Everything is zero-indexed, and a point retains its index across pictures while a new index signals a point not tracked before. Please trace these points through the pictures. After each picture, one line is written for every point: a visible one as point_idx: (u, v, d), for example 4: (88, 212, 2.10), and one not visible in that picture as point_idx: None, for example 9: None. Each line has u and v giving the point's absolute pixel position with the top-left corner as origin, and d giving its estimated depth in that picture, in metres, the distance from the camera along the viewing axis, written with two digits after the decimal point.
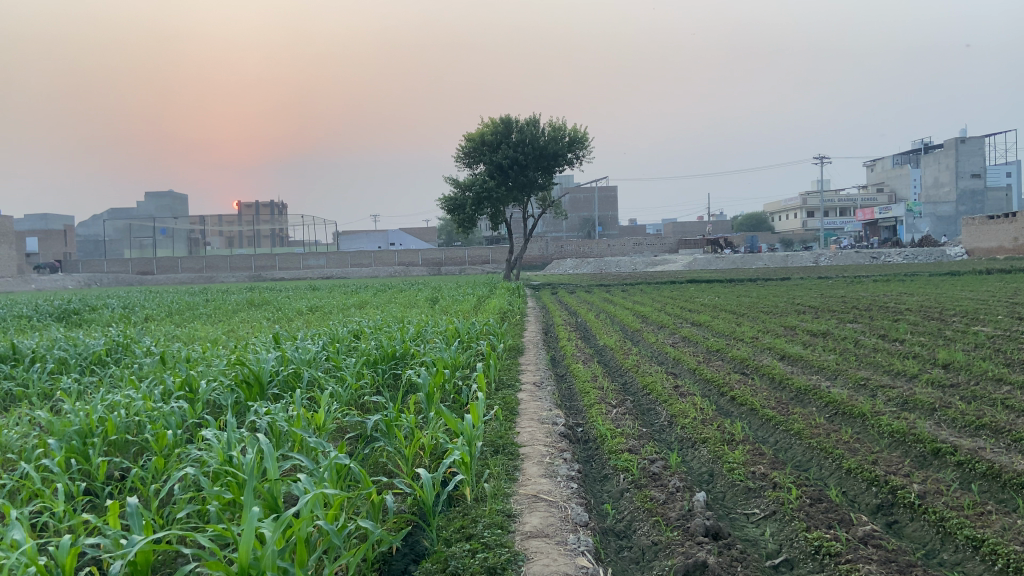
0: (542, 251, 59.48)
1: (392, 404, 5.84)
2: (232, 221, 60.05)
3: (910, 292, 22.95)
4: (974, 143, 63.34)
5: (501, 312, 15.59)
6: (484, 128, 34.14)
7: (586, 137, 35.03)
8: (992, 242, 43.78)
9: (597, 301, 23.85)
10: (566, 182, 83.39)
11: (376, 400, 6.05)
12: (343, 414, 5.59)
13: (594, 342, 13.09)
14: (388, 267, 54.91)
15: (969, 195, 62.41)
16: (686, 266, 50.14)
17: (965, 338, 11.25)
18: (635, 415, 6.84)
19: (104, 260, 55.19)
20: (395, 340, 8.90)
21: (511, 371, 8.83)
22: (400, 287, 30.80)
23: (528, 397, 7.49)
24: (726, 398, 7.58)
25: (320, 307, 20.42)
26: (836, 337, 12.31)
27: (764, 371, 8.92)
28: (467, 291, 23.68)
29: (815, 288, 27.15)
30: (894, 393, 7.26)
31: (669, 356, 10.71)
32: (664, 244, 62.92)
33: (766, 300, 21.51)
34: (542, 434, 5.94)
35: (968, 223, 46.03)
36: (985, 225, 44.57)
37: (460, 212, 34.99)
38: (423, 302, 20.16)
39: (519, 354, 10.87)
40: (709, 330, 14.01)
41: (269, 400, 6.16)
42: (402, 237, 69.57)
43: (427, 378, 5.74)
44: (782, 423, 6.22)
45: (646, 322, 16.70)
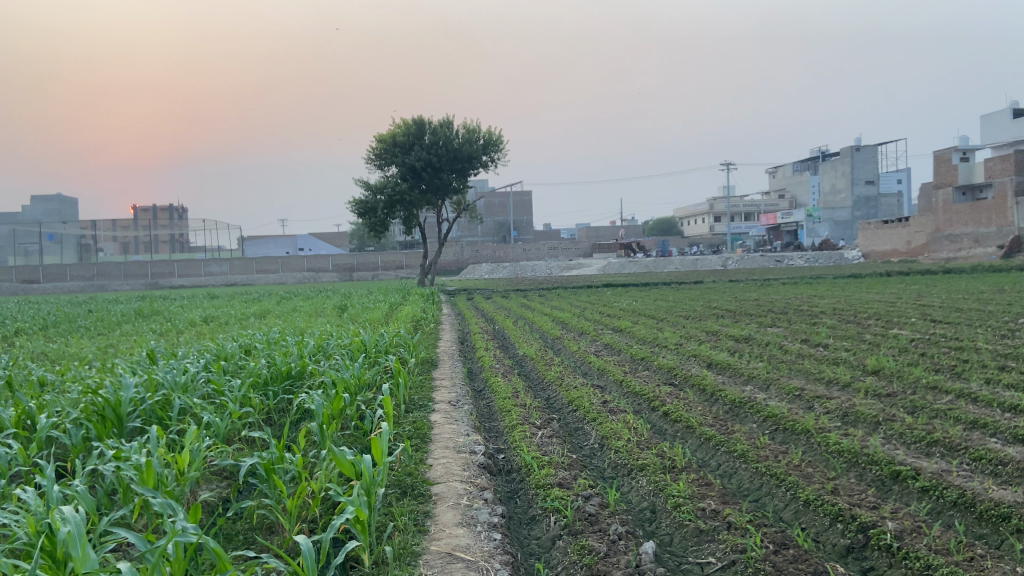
0: (457, 256, 58.62)
1: (277, 439, 4.97)
2: (127, 226, 56.65)
3: (820, 294, 23.32)
4: (868, 151, 64.76)
5: (414, 322, 14.68)
6: (396, 130, 33.06)
7: (501, 140, 34.41)
8: (888, 245, 45.67)
9: (514, 306, 23.21)
10: (481, 186, 82.76)
11: (258, 436, 5.16)
12: (216, 457, 4.69)
13: (514, 352, 12.39)
14: (297, 273, 52.75)
15: (865, 201, 64.54)
16: (602, 270, 50.31)
17: (886, 342, 11.15)
18: (562, 438, 6.12)
19: None
20: (290, 357, 7.93)
21: (424, 389, 7.99)
22: (309, 294, 29.24)
23: (442, 420, 6.66)
24: (659, 414, 6.97)
25: (218, 317, 18.96)
26: (759, 342, 12.03)
27: (694, 382, 8.38)
28: (379, 298, 22.60)
29: (728, 291, 27.40)
30: (832, 404, 6.81)
31: (593, 366, 10.11)
32: (579, 248, 63.05)
33: (684, 305, 21.39)
34: (456, 466, 5.14)
35: (865, 227, 47.90)
36: (881, 229, 46.45)
37: (372, 215, 33.71)
38: (331, 311, 18.99)
39: (433, 368, 10.04)
40: (631, 337, 13.55)
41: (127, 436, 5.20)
42: (311, 242, 67.28)
43: (319, 408, 4.90)
44: (723, 445, 5.63)
45: (565, 328, 16.12)
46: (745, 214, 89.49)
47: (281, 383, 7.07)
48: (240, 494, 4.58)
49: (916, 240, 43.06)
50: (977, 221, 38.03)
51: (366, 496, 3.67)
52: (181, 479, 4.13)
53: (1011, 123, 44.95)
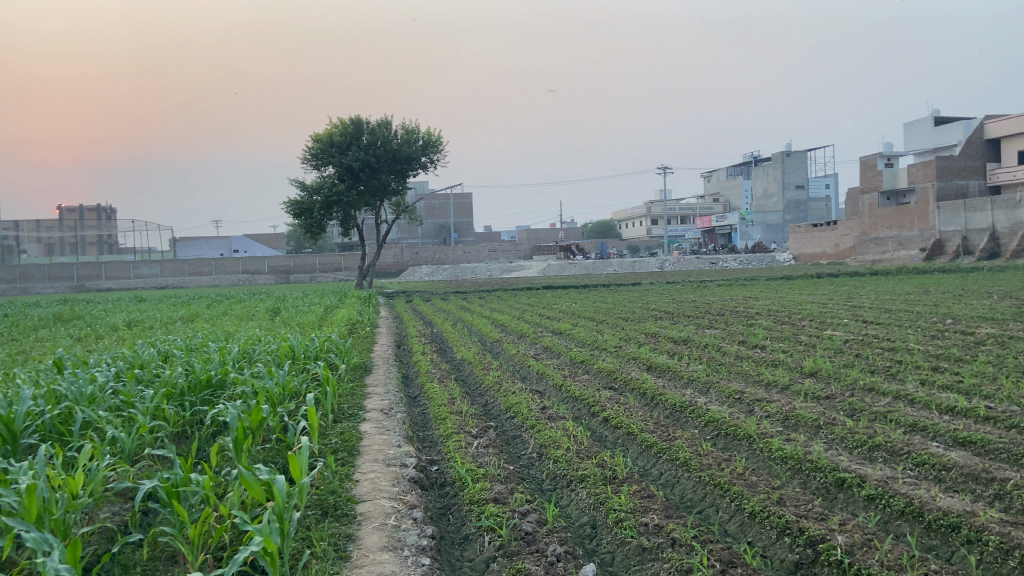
0: (396, 258, 57.88)
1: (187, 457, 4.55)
2: (51, 226, 54.15)
3: (755, 296, 23.72)
4: (798, 156, 66.83)
5: (348, 325, 14.23)
6: (332, 129, 32.31)
7: (440, 141, 34.00)
8: (817, 248, 46.95)
9: (453, 309, 22.83)
10: (420, 187, 81.99)
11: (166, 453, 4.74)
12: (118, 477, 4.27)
13: (451, 356, 12.05)
14: (230, 275, 51.14)
15: (795, 205, 66.51)
16: (542, 272, 50.32)
17: (822, 343, 11.23)
18: (499, 447, 5.84)
19: None
20: (211, 365, 7.45)
21: (355, 397, 7.61)
22: (240, 297, 28.24)
23: (373, 430, 6.29)
24: (599, 420, 6.76)
25: (141, 321, 18.07)
26: (698, 344, 11.98)
27: (634, 386, 8.22)
28: (314, 301, 21.96)
29: (667, 293, 27.64)
30: (773, 408, 6.72)
31: (533, 370, 9.85)
32: (519, 250, 63.01)
33: (623, 307, 21.38)
34: (385, 482, 4.79)
35: (796, 230, 49.17)
36: (810, 232, 47.76)
37: (307, 216, 32.84)
38: (263, 314, 18.31)
39: (365, 374, 9.62)
40: (571, 340, 13.37)
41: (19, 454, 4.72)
42: (245, 243, 65.47)
43: (233, 422, 4.51)
44: (666, 452, 5.45)
45: (505, 331, 15.86)
46: (682, 217, 91.03)
47: (198, 394, 6.60)
48: (143, 518, 4.16)
49: (844, 242, 44.37)
50: (901, 224, 39.42)
51: (278, 525, 3.34)
52: (72, 505, 3.70)
53: (932, 130, 46.72)
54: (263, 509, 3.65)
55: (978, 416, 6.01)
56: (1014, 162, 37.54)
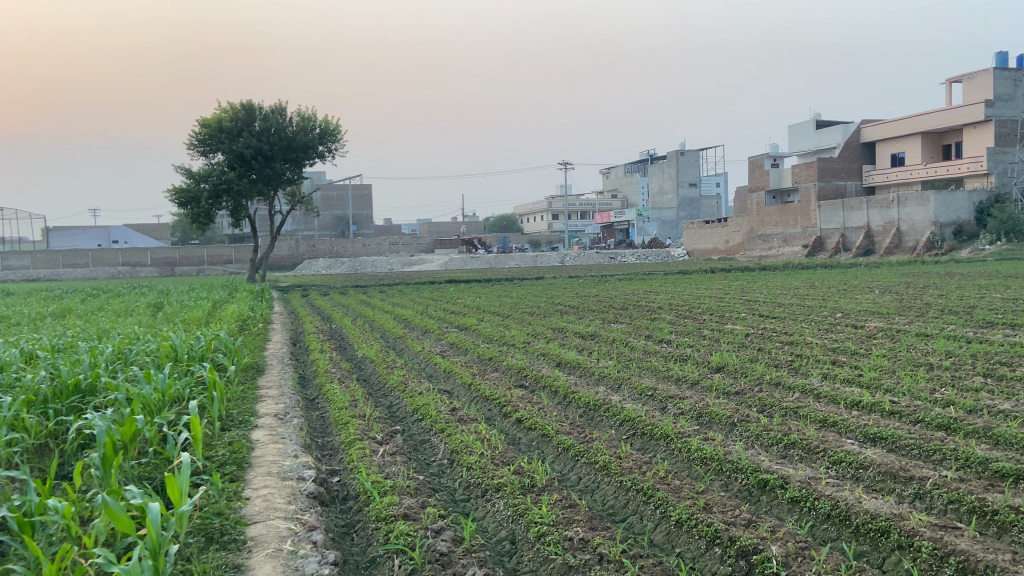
0: (291, 250, 55.98)
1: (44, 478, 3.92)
2: None
3: (655, 290, 24.10)
4: (692, 155, 68.31)
5: (240, 322, 13.41)
6: (221, 114, 30.69)
7: (338, 130, 32.88)
8: (709, 243, 48.53)
9: (352, 304, 22.07)
10: (317, 177, 79.68)
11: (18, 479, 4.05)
12: None
13: (352, 354, 11.49)
14: (110, 268, 48.01)
15: (688, 201, 68.32)
16: (443, 266, 49.82)
17: (724, 337, 11.35)
18: (407, 455, 5.45)
19: None
20: (81, 366, 6.69)
21: (248, 401, 7.01)
22: (119, 290, 26.40)
23: (266, 438, 5.74)
24: (511, 422, 6.47)
25: (7, 317, 16.55)
26: (605, 339, 11.91)
27: (545, 384, 7.99)
28: (201, 295, 20.70)
29: (569, 287, 27.71)
30: (686, 405, 6.62)
31: (439, 368, 9.47)
32: (420, 243, 62.18)
33: (526, 301, 21.21)
34: (280, 499, 4.31)
35: (690, 226, 50.69)
36: (703, 228, 49.37)
37: (194, 205, 31.09)
38: (145, 309, 17.08)
39: (258, 375, 8.95)
40: (477, 336, 13.04)
41: None
42: (127, 233, 61.74)
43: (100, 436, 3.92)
44: (583, 456, 5.20)
45: (408, 326, 15.35)
46: (581, 212, 92.33)
47: (64, 400, 5.87)
48: None
49: (734, 238, 46.04)
50: (787, 222, 41.24)
51: (151, 565, 2.85)
52: None
53: (815, 132, 49.03)
54: (133, 541, 3.15)
55: (883, 411, 6.06)
56: (887, 164, 39.84)
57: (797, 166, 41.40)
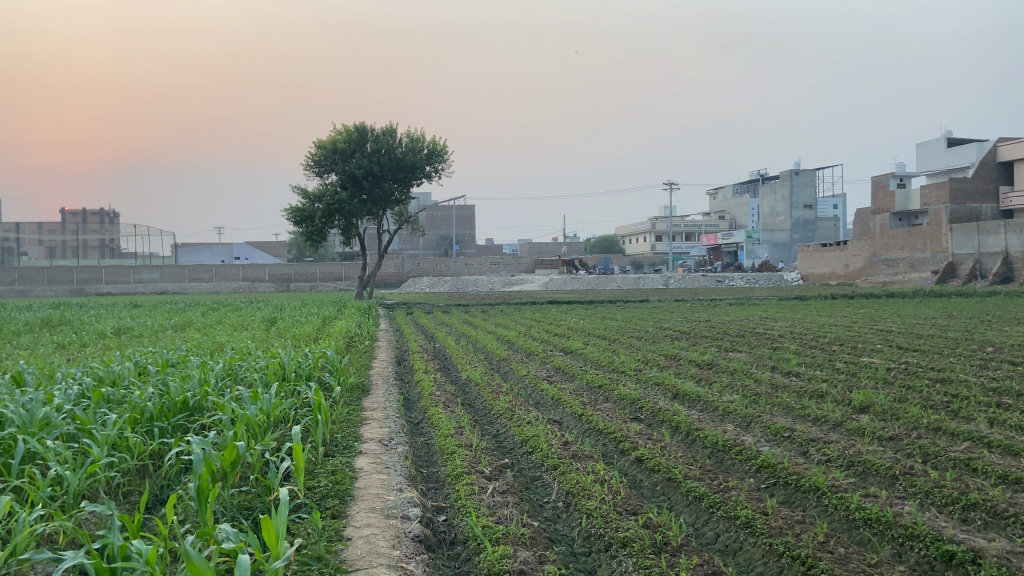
0: (398, 269, 57.13)
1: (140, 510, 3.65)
2: (53, 229, 53.99)
3: (771, 317, 22.82)
4: (807, 175, 66.04)
5: (347, 339, 13.37)
6: (336, 136, 31.57)
7: (446, 151, 33.19)
8: (825, 268, 46.08)
9: (455, 323, 21.97)
10: (424, 198, 81.34)
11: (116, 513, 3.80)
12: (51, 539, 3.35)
13: (457, 376, 11.15)
14: (231, 283, 50.39)
15: (802, 224, 65.82)
16: (545, 287, 49.49)
17: (862, 371, 10.31)
18: (519, 494, 4.95)
19: None
20: (189, 383, 6.58)
21: (352, 424, 6.70)
22: (237, 304, 27.38)
23: (370, 467, 5.37)
24: (632, 462, 5.88)
25: (131, 328, 17.28)
26: (724, 369, 11.10)
27: (665, 418, 7.34)
28: (311, 311, 21.10)
29: (678, 311, 26.70)
30: (833, 451, 5.85)
31: (547, 395, 8.93)
32: (522, 263, 62.20)
33: (634, 325, 20.44)
34: (383, 541, 3.90)
35: (804, 250, 48.40)
36: (818, 252, 46.98)
37: (309, 224, 32.02)
38: (258, 324, 17.47)
39: (363, 396, 8.65)
40: (585, 360, 12.47)
41: None
42: (246, 250, 64.78)
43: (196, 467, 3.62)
44: (730, 512, 4.58)
45: (512, 348, 14.92)
46: (686, 234, 90.20)
47: (171, 419, 5.71)
48: None
49: (853, 263, 43.51)
50: (912, 246, 38.50)
51: None
52: None
53: (945, 151, 45.90)
54: None
55: None
56: None
57: (925, 187, 38.72)
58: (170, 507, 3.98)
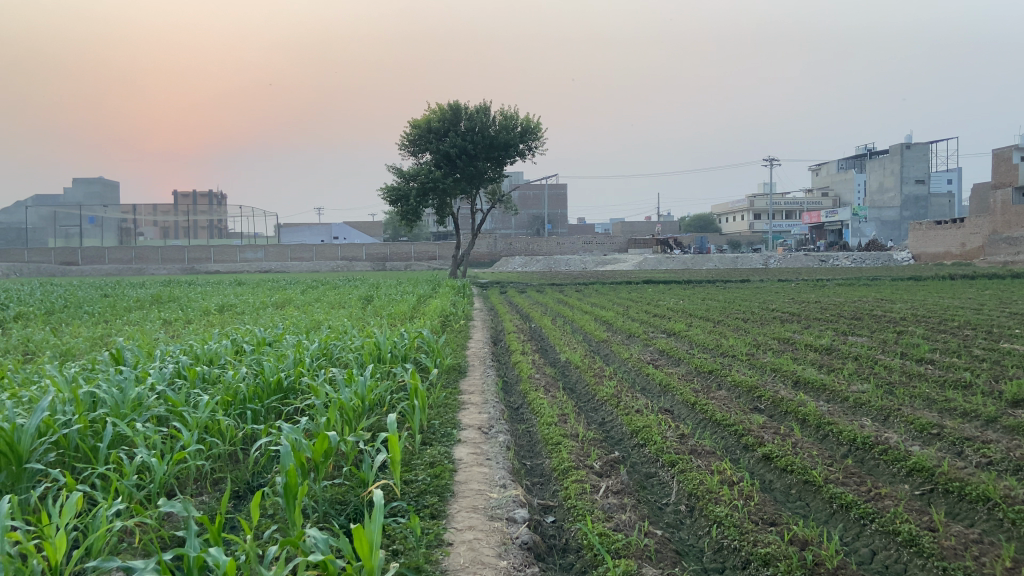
0: (490, 248, 57.21)
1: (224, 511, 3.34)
2: (167, 210, 56.85)
3: (887, 298, 21.28)
4: (920, 147, 61.34)
5: (441, 318, 13.16)
6: (430, 115, 31.48)
7: (539, 127, 32.57)
8: (941, 247, 43.04)
9: (550, 302, 21.50)
10: (516, 176, 80.98)
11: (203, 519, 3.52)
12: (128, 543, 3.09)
13: (555, 358, 10.68)
14: (329, 262, 51.70)
15: (913, 200, 61.51)
16: (638, 266, 48.34)
17: (1008, 359, 9.20)
18: (636, 495, 4.43)
19: (25, 250, 51.63)
20: (283, 362, 6.38)
21: (449, 409, 6.32)
22: (334, 283, 27.88)
23: (469, 459, 4.95)
24: (759, 462, 5.24)
25: (234, 305, 17.74)
26: (846, 356, 10.17)
27: (790, 410, 6.64)
28: (406, 289, 21.18)
29: (783, 292, 25.35)
30: (997, 454, 5.05)
31: (654, 380, 8.32)
32: (614, 242, 61.14)
33: (738, 306, 19.46)
34: (488, 548, 3.47)
35: (917, 227, 45.41)
36: (934, 230, 43.93)
37: (403, 203, 32.22)
38: (354, 302, 17.55)
39: (460, 378, 8.27)
40: (689, 343, 11.77)
41: (31, 491, 3.69)
42: (345, 230, 66.48)
43: (284, 468, 3.28)
44: (888, 526, 3.94)
45: (610, 329, 14.31)
46: (787, 212, 86.50)
47: (265, 401, 5.50)
48: None
49: (972, 241, 40.42)
50: None
51: None
52: None
53: None
54: None
55: None
56: None
57: None
58: (258, 507, 3.68)
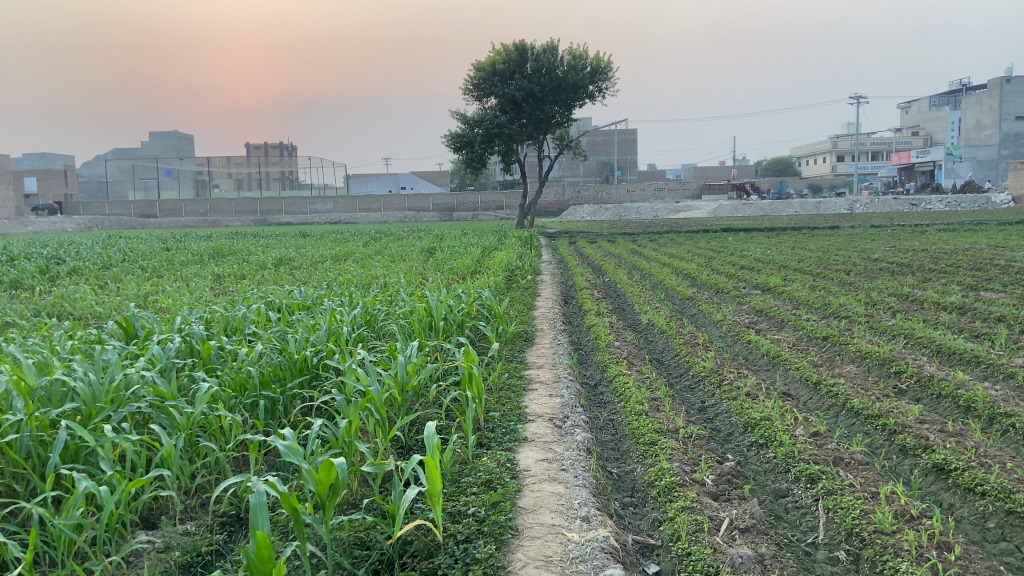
0: (558, 196, 55.62)
1: None
2: (240, 162, 57.18)
3: (996, 245, 19.14)
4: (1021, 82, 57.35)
5: (507, 274, 12.08)
6: (495, 56, 29.86)
7: (610, 67, 30.58)
8: None
9: (624, 253, 20.00)
10: (584, 123, 78.45)
11: None
12: None
13: (635, 320, 9.34)
14: (397, 212, 51.18)
15: (1012, 138, 57.23)
16: (713, 213, 46.07)
17: None
18: (773, 539, 3.16)
19: (106, 203, 52.90)
20: (314, 333, 5.36)
21: (514, 393, 5.12)
22: (397, 234, 27.03)
23: (540, 470, 3.74)
24: (936, 480, 3.84)
25: (292, 258, 17.07)
26: (985, 316, 8.51)
27: (950, 395, 5.20)
28: (471, 240, 20.20)
29: (880, 239, 23.22)
30: None
31: (760, 350, 6.95)
32: (687, 189, 58.64)
33: (834, 256, 17.56)
34: None
35: None
36: None
37: (468, 150, 30.91)
38: (416, 255, 16.47)
39: (527, 347, 7.05)
40: (792, 302, 10.21)
41: None
42: (413, 180, 65.99)
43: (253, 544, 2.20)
44: None
45: (694, 283, 12.90)
46: (872, 153, 81.43)
47: (287, 385, 4.50)
48: None
49: None
50: None
51: None
52: None
53: None
54: None
55: None
56: None
57: None
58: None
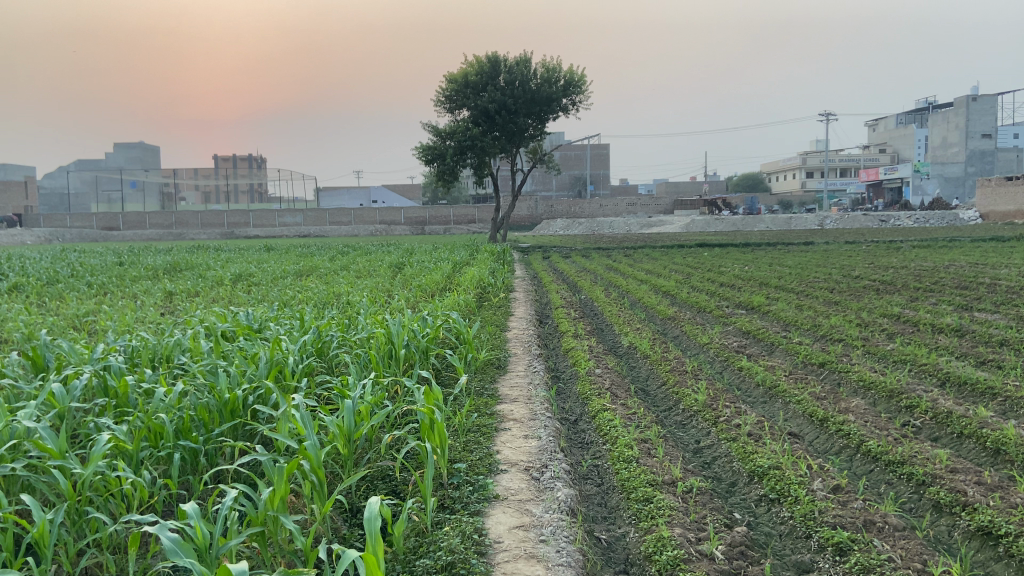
0: (531, 210, 55.14)
1: None
2: (208, 174, 55.87)
3: (972, 262, 18.98)
4: (986, 100, 58.14)
5: (479, 292, 11.43)
6: (467, 68, 29.29)
7: (584, 80, 30.15)
8: (1010, 205, 40.15)
9: (599, 268, 19.44)
10: (557, 138, 78.30)
11: None
12: None
13: (615, 342, 8.71)
14: (368, 226, 50.33)
15: (978, 155, 57.99)
16: (686, 228, 45.91)
17: None
18: None
19: (67, 215, 51.31)
20: (252, 365, 4.65)
21: (483, 437, 4.41)
22: (366, 248, 26.25)
23: (515, 543, 3.06)
24: (991, 551, 3.21)
25: (253, 274, 16.24)
26: (986, 339, 8.02)
27: (977, 435, 4.61)
28: (442, 255, 19.51)
29: (857, 255, 23.02)
30: None
31: (754, 379, 6.35)
32: (660, 204, 58.57)
33: (813, 272, 17.16)
34: None
35: (984, 184, 42.35)
36: (1002, 186, 40.93)
37: (439, 162, 30.23)
38: (383, 270, 15.70)
39: (500, 375, 6.37)
40: (780, 323, 9.65)
41: None
42: (384, 193, 65.22)
43: None
44: None
45: (674, 301, 12.36)
46: (841, 169, 82.32)
47: (213, 431, 3.81)
48: None
49: None
50: None
51: None
52: None
53: None
54: None
55: None
56: None
57: None
58: None
